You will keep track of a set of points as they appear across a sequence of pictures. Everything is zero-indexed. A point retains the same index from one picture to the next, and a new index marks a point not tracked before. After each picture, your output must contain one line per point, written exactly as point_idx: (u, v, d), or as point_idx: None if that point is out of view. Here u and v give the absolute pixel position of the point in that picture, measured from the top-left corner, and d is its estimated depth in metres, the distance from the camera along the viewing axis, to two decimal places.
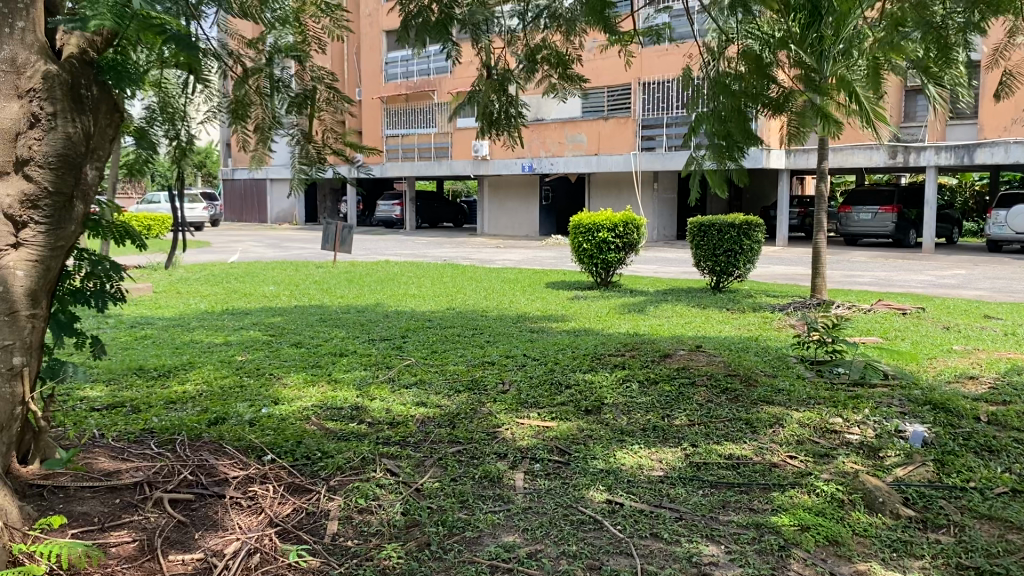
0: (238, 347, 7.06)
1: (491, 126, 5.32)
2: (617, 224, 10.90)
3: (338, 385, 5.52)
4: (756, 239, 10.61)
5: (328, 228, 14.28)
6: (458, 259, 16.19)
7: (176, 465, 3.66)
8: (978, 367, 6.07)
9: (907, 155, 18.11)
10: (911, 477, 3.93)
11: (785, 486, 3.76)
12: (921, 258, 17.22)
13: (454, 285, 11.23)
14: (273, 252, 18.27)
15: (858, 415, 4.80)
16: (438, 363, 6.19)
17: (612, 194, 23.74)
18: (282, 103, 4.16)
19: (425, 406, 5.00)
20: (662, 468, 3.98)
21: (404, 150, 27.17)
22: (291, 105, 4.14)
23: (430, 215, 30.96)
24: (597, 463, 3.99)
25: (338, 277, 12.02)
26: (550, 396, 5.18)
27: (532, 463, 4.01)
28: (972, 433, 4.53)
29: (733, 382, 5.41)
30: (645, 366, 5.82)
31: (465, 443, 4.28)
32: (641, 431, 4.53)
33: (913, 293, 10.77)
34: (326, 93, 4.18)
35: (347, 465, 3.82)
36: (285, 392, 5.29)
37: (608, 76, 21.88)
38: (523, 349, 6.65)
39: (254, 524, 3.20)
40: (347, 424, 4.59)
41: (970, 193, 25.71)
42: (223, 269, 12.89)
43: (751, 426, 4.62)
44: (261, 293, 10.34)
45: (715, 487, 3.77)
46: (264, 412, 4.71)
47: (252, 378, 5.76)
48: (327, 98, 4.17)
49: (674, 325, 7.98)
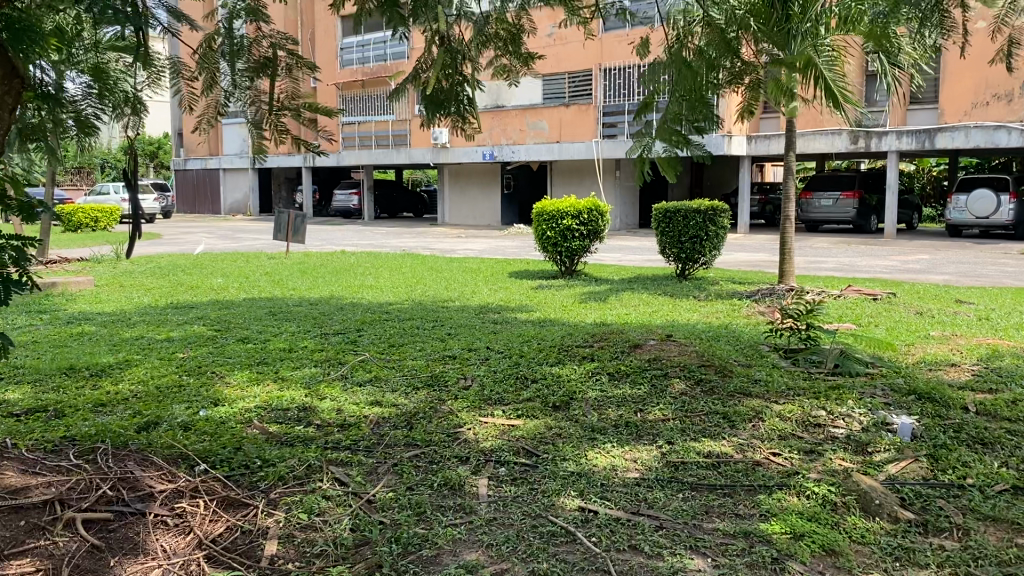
0: (181, 342, 6.63)
1: (437, 105, 4.86)
2: (582, 211, 10.56)
3: (285, 383, 5.13)
4: (723, 225, 10.33)
5: (280, 217, 13.73)
6: (416, 250, 15.75)
7: (94, 478, 3.21)
8: (958, 354, 5.82)
9: (868, 140, 18.04)
10: (905, 475, 3.65)
11: (772, 489, 3.45)
12: (883, 244, 17.16)
13: (413, 275, 10.83)
14: (225, 244, 17.63)
15: (842, 408, 4.51)
16: (396, 359, 5.79)
17: (574, 182, 23.46)
18: (241, 69, 3.84)
19: (380, 406, 4.62)
20: (637, 469, 3.65)
21: (360, 138, 26.60)
22: (248, 71, 3.82)
23: (389, 205, 30.41)
24: (568, 466, 3.64)
25: (291, 269, 11.54)
26: (516, 392, 4.84)
27: (496, 467, 3.66)
28: (963, 425, 4.27)
29: (707, 373, 5.09)
30: (614, 358, 5.47)
31: (423, 447, 3.91)
32: (613, 428, 4.20)
33: (881, 278, 10.60)
34: (287, 59, 3.85)
35: (289, 474, 3.44)
36: (227, 393, 4.87)
37: (568, 62, 21.59)
38: (486, 341, 6.28)
39: (182, 547, 2.81)
40: (293, 426, 4.21)
41: (929, 178, 25.83)
42: (170, 261, 12.33)
43: (729, 420, 4.31)
44: (209, 286, 9.84)
45: (695, 489, 3.45)
46: (202, 415, 4.31)
47: (192, 378, 5.33)
48: (286, 64, 3.84)
49: (641, 314, 7.69)
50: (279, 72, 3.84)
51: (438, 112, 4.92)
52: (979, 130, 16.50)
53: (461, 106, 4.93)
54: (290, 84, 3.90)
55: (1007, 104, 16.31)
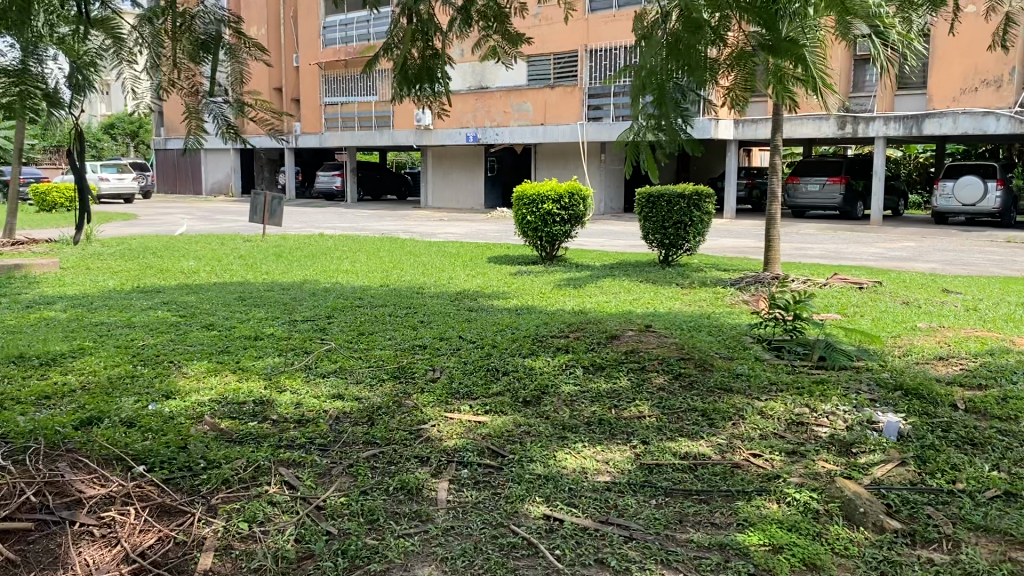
0: (142, 328, 6.37)
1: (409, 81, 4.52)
2: (563, 195, 10.33)
3: (245, 374, 4.89)
4: (707, 211, 10.12)
5: (256, 199, 13.42)
6: (395, 233, 15.48)
7: (17, 483, 2.96)
8: (946, 347, 5.63)
9: (856, 126, 17.81)
10: (890, 479, 3.45)
11: (750, 494, 3.24)
12: (869, 231, 17.01)
13: (390, 260, 10.58)
14: (202, 225, 17.30)
15: (826, 405, 4.30)
16: (364, 348, 5.55)
17: (558, 165, 23.19)
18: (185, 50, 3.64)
19: (341, 400, 4.37)
20: (609, 472, 3.43)
21: (342, 118, 26.24)
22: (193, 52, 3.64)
23: (372, 186, 30.06)
24: (535, 468, 3.42)
25: (266, 252, 11.25)
26: (485, 385, 4.60)
27: (459, 468, 3.43)
28: (952, 424, 4.09)
29: (686, 367, 4.87)
30: (590, 350, 5.24)
31: (383, 446, 3.67)
32: (585, 425, 3.98)
33: (867, 266, 10.43)
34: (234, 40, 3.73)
35: (234, 477, 3.20)
36: (181, 385, 4.62)
37: (553, 42, 21.28)
38: (460, 330, 6.05)
39: (105, 560, 2.59)
40: (246, 423, 3.97)
41: (916, 164, 25.70)
42: (142, 243, 12.00)
43: (708, 419, 4.09)
44: (179, 269, 9.55)
45: (669, 495, 3.23)
46: (150, 410, 4.07)
47: (147, 368, 5.07)
48: (235, 45, 3.71)
49: (620, 302, 7.48)
50: (224, 55, 3.68)
51: (406, 86, 4.58)
52: (968, 117, 16.32)
53: (434, 84, 4.61)
54: (236, 67, 3.74)
55: (996, 91, 16.13)
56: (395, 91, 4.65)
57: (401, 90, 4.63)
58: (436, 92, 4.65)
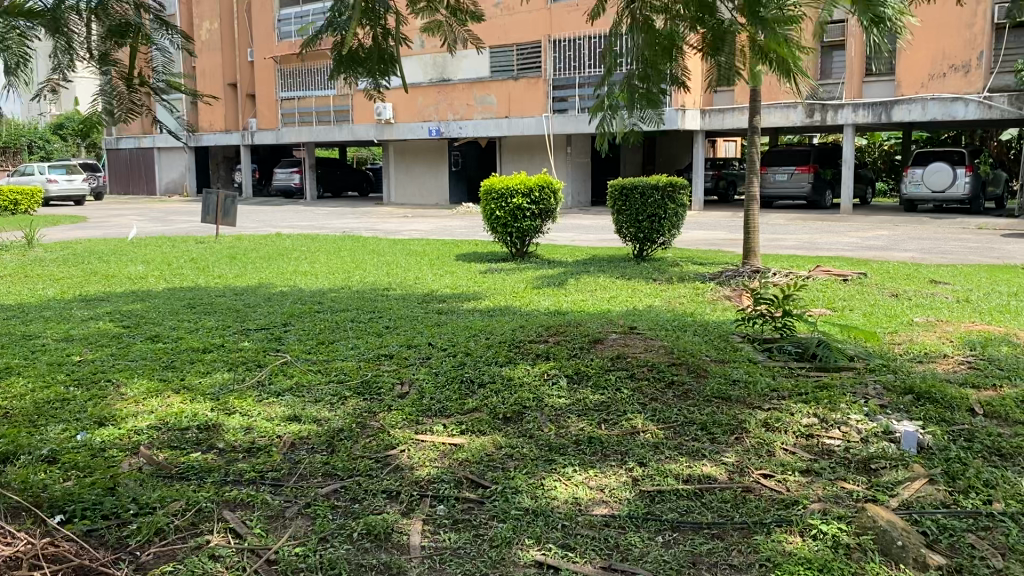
0: (80, 341, 5.83)
1: (351, 63, 3.90)
2: (533, 188, 9.94)
3: (190, 395, 4.37)
4: (682, 203, 9.74)
5: (208, 198, 12.78)
6: (357, 231, 14.91)
7: None
8: (947, 343, 5.29)
9: (824, 113, 17.59)
10: (921, 500, 3.06)
11: (770, 527, 2.82)
12: (840, 220, 16.80)
13: (351, 260, 10.07)
14: (155, 227, 16.61)
15: (836, 414, 3.91)
16: (324, 360, 5.06)
17: (523, 158, 22.74)
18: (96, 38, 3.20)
19: (297, 422, 3.89)
20: (606, 502, 3.01)
21: (300, 114, 25.55)
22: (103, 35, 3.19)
23: (332, 183, 29.37)
24: (522, 501, 2.97)
25: (219, 253, 10.68)
26: (460, 400, 4.16)
27: (434, 504, 2.99)
28: (974, 431, 3.72)
29: (678, 374, 4.45)
30: (572, 356, 4.81)
31: (345, 479, 3.21)
32: (574, 444, 3.56)
33: (846, 256, 10.13)
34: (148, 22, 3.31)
35: (168, 526, 2.72)
36: (116, 409, 4.10)
37: (517, 33, 20.87)
38: (429, 336, 5.60)
39: None
40: (187, 453, 3.50)
41: (880, 153, 25.66)
42: (86, 246, 11.33)
43: (709, 433, 3.68)
44: (125, 274, 8.95)
45: (678, 530, 2.81)
46: (76, 441, 3.55)
47: (80, 389, 4.54)
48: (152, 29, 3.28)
49: (598, 300, 7.08)
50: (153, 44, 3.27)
51: (354, 71, 3.98)
52: (937, 102, 16.21)
53: (381, 75, 4.00)
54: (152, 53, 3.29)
55: (965, 76, 15.98)
56: (338, 76, 4.03)
57: (347, 76, 4.02)
58: (384, 79, 4.05)
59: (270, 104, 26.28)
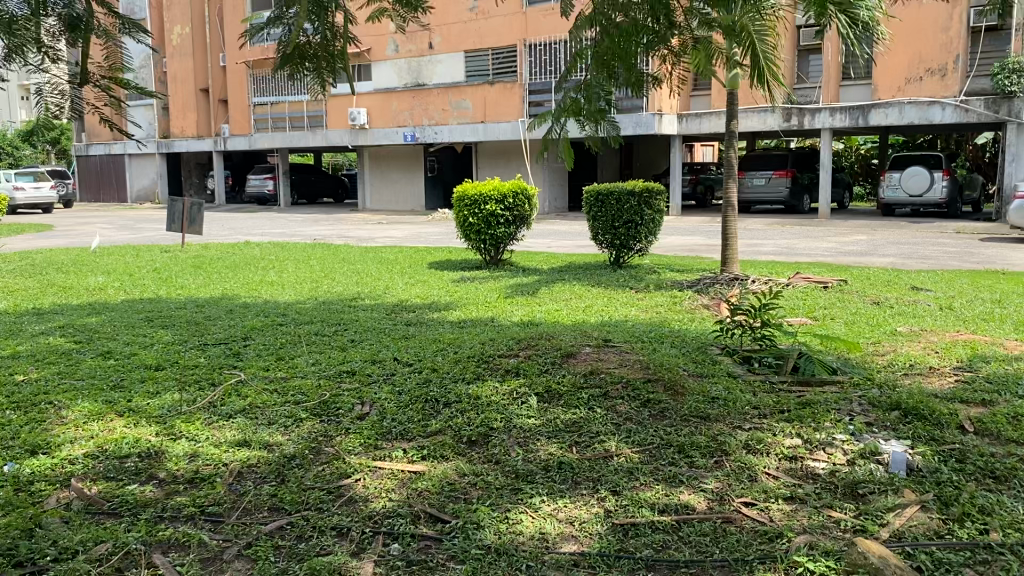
0: (25, 359, 5.52)
1: (298, 61, 3.66)
2: (507, 194, 9.71)
3: (136, 418, 4.10)
4: (658, 209, 9.53)
5: (173, 206, 12.44)
6: (329, 238, 14.61)
7: None
8: (933, 354, 5.10)
9: (801, 118, 17.50)
10: (913, 530, 2.85)
11: (753, 566, 2.59)
12: (818, 225, 16.68)
13: (321, 269, 9.78)
14: (121, 235, 16.19)
15: (820, 434, 3.70)
16: (282, 378, 4.78)
17: (500, 164, 22.52)
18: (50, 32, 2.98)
19: (247, 448, 3.63)
20: (575, 538, 2.77)
21: (273, 119, 25.21)
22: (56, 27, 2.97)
23: (307, 189, 29.00)
24: (483, 538, 2.73)
25: (184, 263, 10.35)
26: (423, 421, 3.90)
27: (388, 543, 2.74)
28: (966, 452, 3.52)
29: (655, 392, 4.21)
30: (543, 372, 4.56)
31: (293, 514, 2.95)
32: (543, 471, 3.32)
33: (824, 262, 9.97)
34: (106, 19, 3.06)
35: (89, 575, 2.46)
36: (52, 436, 3.80)
37: (492, 37, 20.67)
38: (395, 350, 5.34)
39: None
40: (123, 484, 3.23)
41: (857, 158, 25.66)
42: (46, 257, 10.95)
43: (686, 456, 3.46)
44: (82, 286, 8.61)
45: (653, 570, 2.58)
46: (2, 473, 3.28)
47: (17, 412, 4.24)
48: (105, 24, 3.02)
49: (573, 310, 6.86)
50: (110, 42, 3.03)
51: (298, 71, 3.74)
52: (913, 106, 16.11)
53: (333, 75, 3.77)
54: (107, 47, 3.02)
55: (941, 79, 15.95)
56: (285, 74, 3.79)
57: (293, 76, 3.78)
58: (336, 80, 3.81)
59: (242, 110, 25.91)
